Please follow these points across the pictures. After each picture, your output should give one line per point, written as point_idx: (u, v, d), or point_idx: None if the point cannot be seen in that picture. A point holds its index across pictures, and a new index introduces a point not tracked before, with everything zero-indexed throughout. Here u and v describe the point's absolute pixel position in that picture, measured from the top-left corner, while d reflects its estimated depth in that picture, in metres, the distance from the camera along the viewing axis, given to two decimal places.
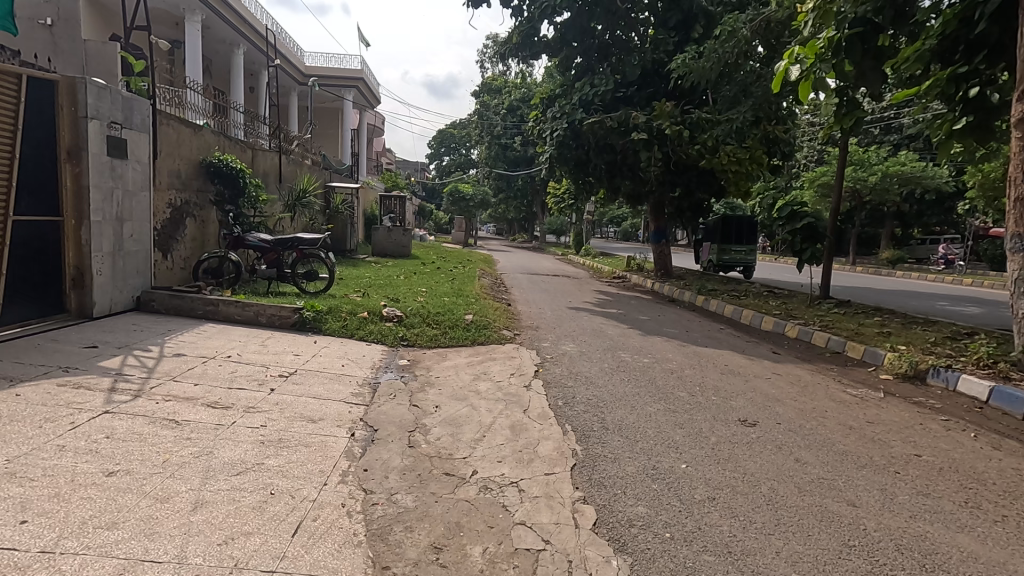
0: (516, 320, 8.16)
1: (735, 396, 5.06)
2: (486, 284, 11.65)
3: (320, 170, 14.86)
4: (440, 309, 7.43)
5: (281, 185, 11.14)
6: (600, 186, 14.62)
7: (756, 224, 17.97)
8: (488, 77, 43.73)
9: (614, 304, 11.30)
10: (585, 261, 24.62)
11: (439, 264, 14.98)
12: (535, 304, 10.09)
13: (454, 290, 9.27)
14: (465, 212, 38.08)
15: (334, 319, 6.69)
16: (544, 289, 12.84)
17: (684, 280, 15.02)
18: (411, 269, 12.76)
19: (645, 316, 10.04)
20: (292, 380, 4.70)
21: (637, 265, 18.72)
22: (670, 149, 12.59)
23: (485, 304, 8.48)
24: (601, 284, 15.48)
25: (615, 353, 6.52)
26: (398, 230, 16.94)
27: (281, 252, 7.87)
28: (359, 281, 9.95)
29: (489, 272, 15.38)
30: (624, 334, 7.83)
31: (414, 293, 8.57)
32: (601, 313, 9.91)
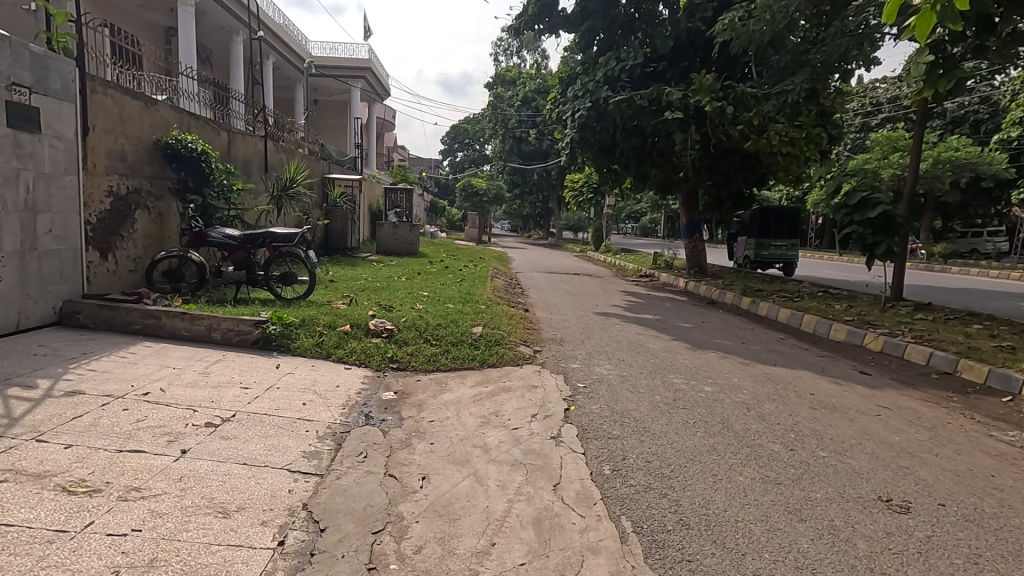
0: (536, 332, 6.72)
1: (850, 451, 3.56)
2: (500, 286, 10.21)
3: (318, 160, 13.56)
4: (443, 319, 5.99)
5: (267, 175, 9.81)
6: (627, 175, 13.08)
7: (798, 215, 16.22)
8: (502, 68, 42.30)
9: (647, 308, 9.82)
10: (606, 259, 23.07)
11: (448, 263, 13.58)
12: (557, 310, 8.62)
13: (462, 294, 7.82)
14: (479, 209, 36.70)
15: (307, 336, 5.30)
16: (566, 291, 11.38)
17: (722, 279, 13.42)
18: (416, 269, 11.37)
19: (686, 322, 8.53)
20: (222, 431, 3.33)
21: (665, 262, 17.13)
22: (709, 130, 11.03)
23: (498, 311, 7.02)
24: (628, 284, 13.94)
25: (665, 378, 5.05)
26: (404, 226, 15.61)
27: (251, 250, 6.53)
28: (353, 284, 8.57)
29: (504, 271, 13.95)
30: (669, 349, 6.37)
31: (414, 299, 7.15)
32: (635, 320, 8.42)
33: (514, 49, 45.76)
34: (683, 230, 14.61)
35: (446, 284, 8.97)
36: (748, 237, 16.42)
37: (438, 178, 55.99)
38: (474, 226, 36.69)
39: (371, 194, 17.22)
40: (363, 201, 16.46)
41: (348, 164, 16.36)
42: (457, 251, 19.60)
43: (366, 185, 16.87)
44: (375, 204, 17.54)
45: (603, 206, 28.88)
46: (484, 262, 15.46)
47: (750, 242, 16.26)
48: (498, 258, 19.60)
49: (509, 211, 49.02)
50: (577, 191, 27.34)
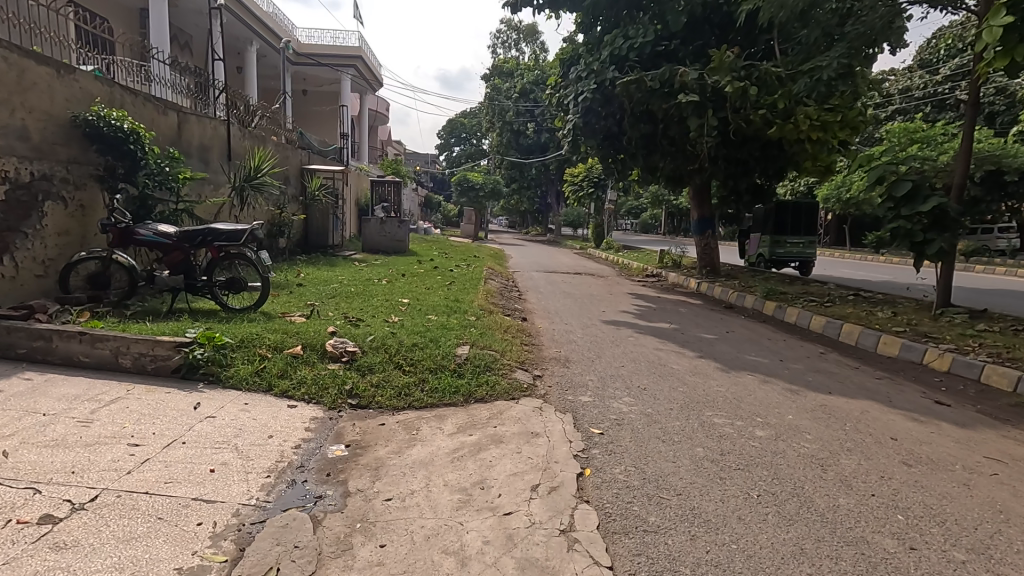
0: (536, 350, 5.58)
1: (994, 548, 2.45)
2: (495, 289, 9.10)
3: (296, 149, 12.39)
4: (421, 336, 4.84)
5: (231, 163, 8.64)
6: (635, 165, 11.96)
7: (817, 210, 15.10)
8: (500, 59, 41.05)
9: (661, 314, 8.72)
10: (608, 256, 21.95)
11: (438, 262, 12.45)
12: (561, 319, 7.49)
13: (449, 302, 6.67)
14: (475, 203, 35.50)
15: (244, 362, 4.15)
16: (569, 294, 10.29)
17: (737, 280, 12.31)
18: (400, 270, 10.24)
19: (708, 332, 7.42)
20: (62, 532, 2.19)
21: (672, 261, 16.01)
22: (728, 115, 9.89)
23: (490, 323, 5.87)
24: (635, 286, 12.84)
25: (703, 417, 3.94)
26: (393, 221, 14.49)
27: (190, 251, 5.36)
28: (322, 289, 7.42)
29: (500, 271, 12.84)
30: (699, 371, 5.25)
31: (389, 309, 6.02)
32: (649, 330, 7.30)
33: (513, 40, 44.46)
34: (692, 226, 13.53)
35: (431, 289, 7.82)
36: (762, 233, 15.30)
37: (435, 172, 54.75)
38: (470, 221, 35.52)
39: (357, 186, 16.05)
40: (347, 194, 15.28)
41: (333, 155, 15.18)
42: (450, 247, 18.48)
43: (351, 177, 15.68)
44: (362, 199, 16.41)
45: (605, 201, 27.75)
46: (478, 261, 14.29)
47: (764, 239, 15.14)
48: (494, 255, 18.46)
49: (507, 207, 47.84)
50: (577, 184, 26.88)
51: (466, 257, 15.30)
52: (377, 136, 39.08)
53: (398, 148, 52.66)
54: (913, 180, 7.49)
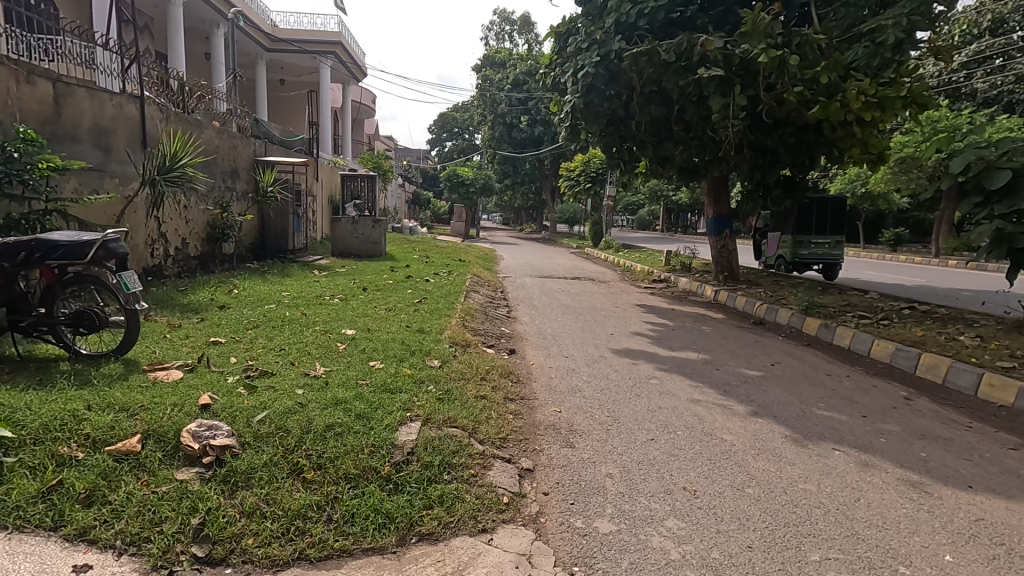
0: (525, 414, 3.89)
1: None
2: (477, 306, 7.40)
3: (249, 138, 10.64)
4: (347, 406, 3.14)
5: (146, 152, 6.91)
6: (644, 156, 10.28)
7: (844, 206, 13.45)
8: (491, 49, 39.28)
9: (683, 337, 7.07)
10: (607, 256, 20.30)
11: (416, 269, 10.77)
12: (559, 351, 5.80)
13: (409, 335, 4.95)
14: (466, 200, 33.76)
15: (27, 475, 2.44)
16: (568, 308, 8.65)
17: (760, 288, 10.70)
18: (365, 281, 8.55)
19: (748, 365, 5.78)
20: None
21: (681, 264, 14.36)
22: (758, 92, 8.22)
23: (461, 372, 4.18)
24: (643, 295, 11.18)
25: (809, 569, 2.30)
26: (366, 220, 12.76)
27: (12, 273, 3.59)
28: (248, 313, 5.70)
29: (487, 278, 11.17)
30: (762, 446, 3.60)
31: (320, 351, 4.30)
32: (675, 364, 5.65)
33: (505, 31, 42.64)
34: (707, 226, 11.89)
35: (393, 312, 6.09)
36: (781, 233, 13.69)
37: (425, 168, 52.88)
38: (461, 219, 33.72)
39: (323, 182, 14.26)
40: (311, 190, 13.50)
41: (298, 145, 13.40)
42: (433, 249, 16.72)
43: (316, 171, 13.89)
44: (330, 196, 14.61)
45: (603, 196, 26.08)
46: (463, 266, 12.60)
47: (784, 239, 13.53)
48: (482, 258, 16.72)
49: (499, 203, 46.11)
50: (573, 178, 26.00)
51: (450, 260, 13.61)
52: (363, 129, 37.24)
53: (386, 142, 50.72)
54: (1013, 168, 5.68)
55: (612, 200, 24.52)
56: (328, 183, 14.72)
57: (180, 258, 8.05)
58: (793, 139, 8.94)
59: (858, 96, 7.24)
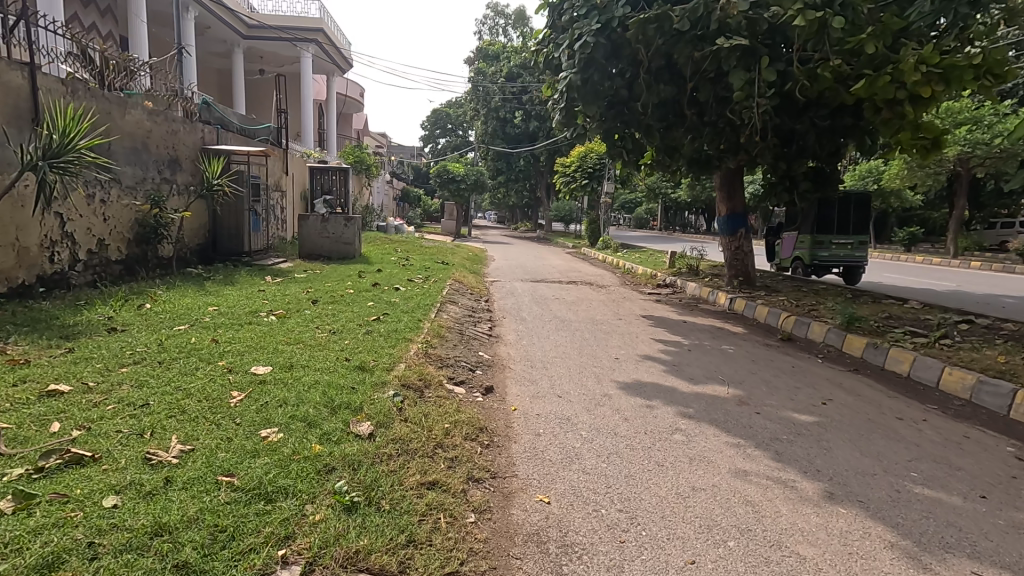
0: (495, 512, 2.55)
1: None
2: (452, 323, 6.04)
3: (198, 123, 9.26)
4: (175, 543, 1.78)
5: (35, 130, 5.53)
6: (650, 144, 8.95)
7: (870, 203, 12.12)
8: (484, 42, 37.91)
9: (703, 361, 5.76)
10: (604, 257, 19.02)
11: (391, 273, 9.45)
12: (550, 387, 4.47)
13: (342, 375, 3.61)
14: (457, 197, 32.40)
15: None
16: (563, 322, 7.32)
17: (781, 295, 9.41)
18: (322, 290, 7.20)
19: (794, 406, 4.47)
20: None
21: (687, 267, 13.04)
22: (788, 65, 6.93)
23: (402, 442, 2.83)
24: (648, 304, 9.85)
25: None
26: (337, 217, 11.44)
27: None
28: (142, 339, 4.33)
29: (471, 283, 9.85)
30: (865, 571, 2.30)
31: (199, 408, 2.94)
32: (702, 405, 4.34)
33: (499, 24, 41.25)
34: (719, 225, 10.59)
35: (336, 336, 4.72)
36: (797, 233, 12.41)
37: (416, 165, 51.44)
38: (452, 216, 32.36)
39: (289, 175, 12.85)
40: (275, 184, 12.10)
41: (262, 134, 12.02)
42: (414, 250, 15.33)
43: (281, 163, 12.49)
44: (298, 191, 13.21)
45: (600, 194, 24.74)
46: (446, 269, 11.29)
47: (802, 239, 12.23)
48: (468, 258, 15.32)
49: (492, 201, 44.73)
50: (569, 175, 24.33)
51: (432, 263, 12.30)
52: (350, 124, 35.71)
53: (376, 139, 49.19)
54: None
55: (610, 197, 23.16)
56: (297, 176, 13.31)
57: (95, 264, 6.67)
58: (827, 123, 7.64)
59: (916, 66, 5.96)
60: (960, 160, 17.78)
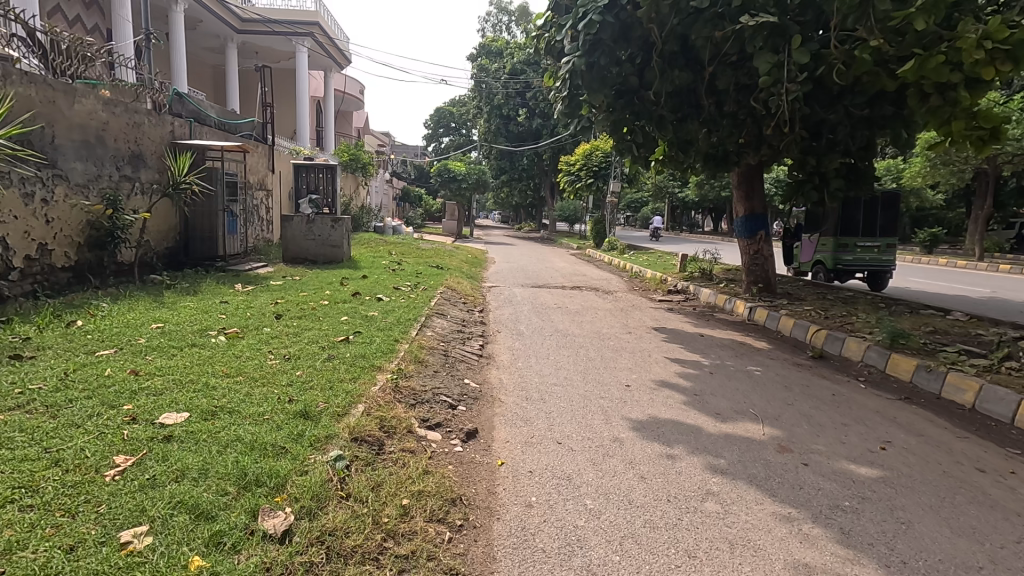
0: None
1: None
2: (437, 341, 5.23)
3: (168, 115, 8.48)
4: None
5: None
6: (662, 138, 8.12)
7: (899, 202, 11.21)
8: (487, 38, 37.12)
9: (728, 388, 4.93)
10: (610, 259, 18.17)
11: (378, 279, 8.66)
12: (547, 428, 3.66)
13: (276, 427, 2.79)
14: (459, 196, 31.50)
15: None
16: (565, 337, 6.51)
17: (807, 304, 8.55)
18: (294, 301, 6.41)
19: (848, 452, 3.63)
20: None
21: (700, 271, 12.19)
22: (822, 45, 6.08)
23: (331, 546, 2.00)
24: (660, 313, 9.00)
25: None
26: (323, 218, 10.65)
27: None
28: (45, 369, 3.53)
29: (465, 290, 9.04)
30: None
31: (59, 485, 2.14)
32: (734, 452, 3.51)
33: (502, 22, 40.48)
34: (736, 227, 9.74)
35: (288, 364, 3.91)
36: (819, 235, 11.53)
37: (419, 164, 50.72)
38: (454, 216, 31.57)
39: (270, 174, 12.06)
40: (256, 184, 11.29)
41: (245, 129, 11.26)
42: (409, 252, 14.52)
43: (264, 161, 11.69)
44: (281, 191, 12.40)
45: (606, 193, 23.90)
46: (440, 273, 10.49)
47: (824, 242, 11.36)
48: (466, 261, 14.49)
49: (495, 200, 43.96)
50: (574, 174, 24.00)
51: (426, 267, 11.50)
52: (350, 122, 34.99)
53: (378, 138, 48.52)
54: None
55: (615, 197, 22.31)
56: (280, 175, 12.51)
57: (35, 272, 5.90)
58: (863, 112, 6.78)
59: (978, 42, 5.10)
60: (987, 157, 16.81)
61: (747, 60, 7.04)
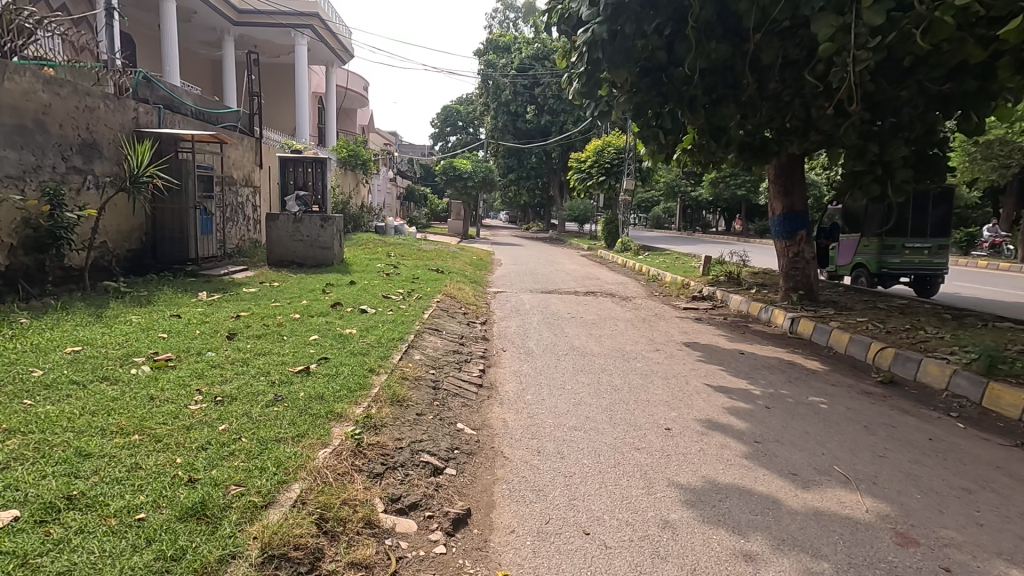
0: None
1: None
2: (426, 368, 4.19)
3: (131, 100, 7.51)
4: None
5: None
6: (693, 124, 7.06)
7: (952, 198, 10.02)
8: (495, 33, 36.11)
9: (796, 431, 3.86)
10: (624, 261, 17.10)
11: (368, 284, 7.68)
12: (568, 507, 2.62)
13: (143, 543, 1.78)
14: (465, 196, 29.95)
15: None
16: (584, 357, 5.46)
17: (859, 315, 7.43)
18: (262, 313, 5.41)
19: (993, 542, 2.57)
20: None
21: (726, 275, 11.09)
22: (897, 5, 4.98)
23: None
24: (688, 324, 7.92)
25: None
26: (311, 216, 9.66)
27: None
28: None
29: (467, 297, 8.02)
30: None
31: None
32: (836, 545, 2.46)
33: (509, 18, 39.58)
34: (772, 227, 8.62)
35: (215, 410, 2.90)
36: (860, 236, 10.39)
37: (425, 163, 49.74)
38: (460, 216, 30.57)
39: (252, 168, 11.05)
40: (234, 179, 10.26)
41: (227, 119, 10.32)
42: (408, 254, 13.49)
43: (244, 154, 10.66)
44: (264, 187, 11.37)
45: (618, 192, 22.77)
46: (439, 278, 9.50)
47: (866, 243, 10.22)
48: (470, 264, 13.43)
49: (503, 200, 42.94)
50: (584, 171, 22.96)
51: (426, 270, 10.51)
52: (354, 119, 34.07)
53: (385, 136, 47.60)
54: None
55: (629, 196, 21.17)
56: (263, 170, 11.50)
57: None
58: (940, 89, 5.66)
59: None
60: None
61: (799, 28, 5.95)
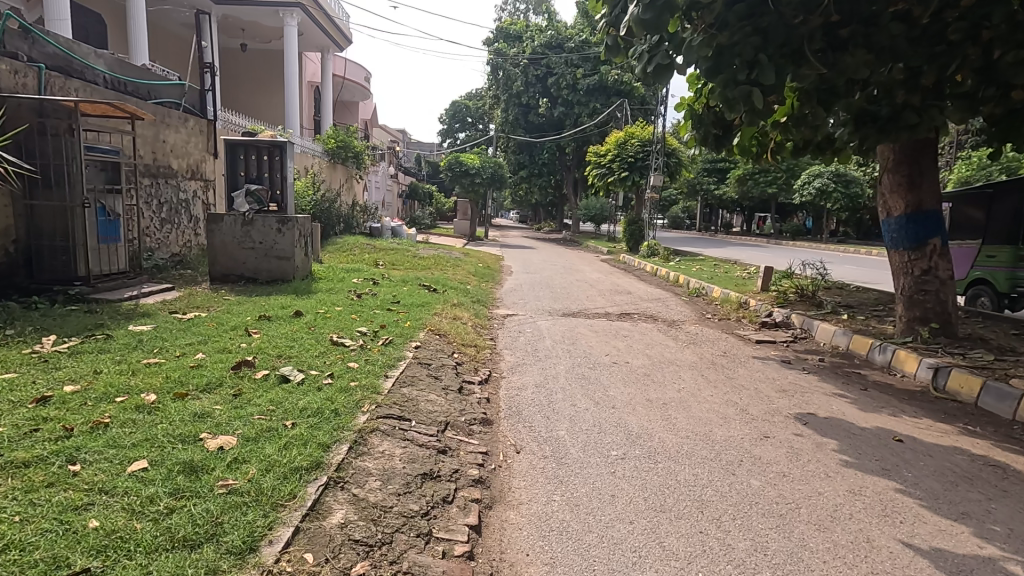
0: None
1: None
2: (345, 568, 1.87)
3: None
4: None
5: None
6: (801, 83, 4.72)
7: None
8: (504, 20, 33.67)
9: None
10: (653, 269, 14.74)
11: (324, 313, 5.45)
12: None
13: None
14: (472, 193, 27.55)
15: None
16: (655, 468, 3.14)
17: None
18: (95, 388, 3.10)
19: None
20: None
21: (798, 293, 8.71)
22: None
23: None
24: (778, 372, 5.57)
25: None
26: (265, 218, 7.46)
27: None
28: None
29: (464, 329, 5.75)
30: None
31: None
32: None
33: (520, 8, 37.41)
34: (884, 232, 6.31)
35: None
36: (980, 243, 7.99)
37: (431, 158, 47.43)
38: (468, 215, 28.28)
39: (197, 157, 8.87)
40: (166, 167, 8.05)
41: (162, 94, 8.15)
42: (400, 262, 11.24)
43: (183, 138, 8.45)
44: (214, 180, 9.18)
45: (643, 189, 20.30)
46: (431, 298, 7.25)
47: (990, 253, 7.79)
48: (473, 274, 11.14)
49: (514, 199, 40.69)
50: (604, 166, 20.67)
51: (415, 286, 8.25)
52: (354, 112, 31.84)
53: (389, 130, 45.22)
54: None
55: (656, 193, 18.70)
56: (213, 159, 9.27)
57: None
58: None
59: None
60: None
61: None
